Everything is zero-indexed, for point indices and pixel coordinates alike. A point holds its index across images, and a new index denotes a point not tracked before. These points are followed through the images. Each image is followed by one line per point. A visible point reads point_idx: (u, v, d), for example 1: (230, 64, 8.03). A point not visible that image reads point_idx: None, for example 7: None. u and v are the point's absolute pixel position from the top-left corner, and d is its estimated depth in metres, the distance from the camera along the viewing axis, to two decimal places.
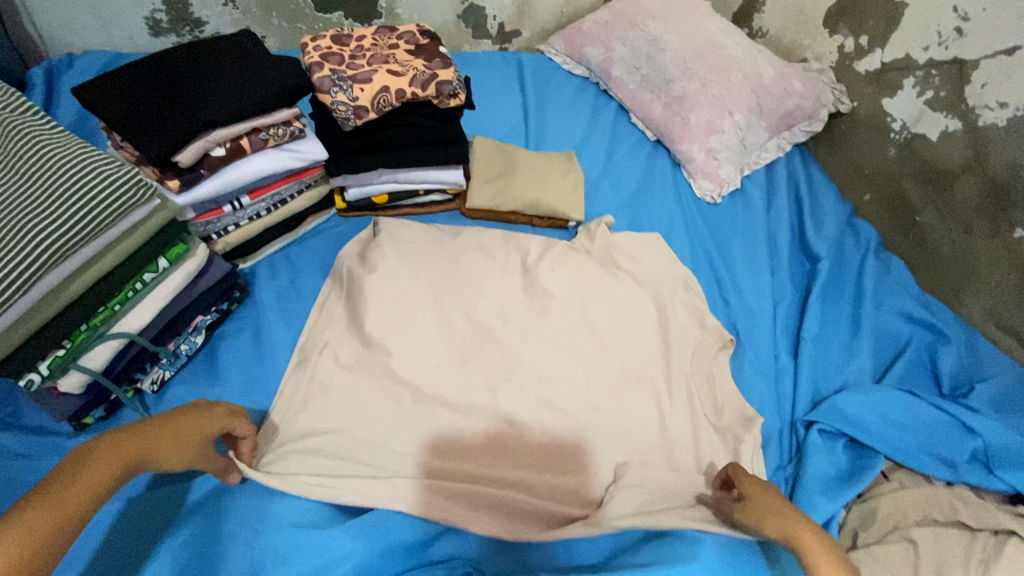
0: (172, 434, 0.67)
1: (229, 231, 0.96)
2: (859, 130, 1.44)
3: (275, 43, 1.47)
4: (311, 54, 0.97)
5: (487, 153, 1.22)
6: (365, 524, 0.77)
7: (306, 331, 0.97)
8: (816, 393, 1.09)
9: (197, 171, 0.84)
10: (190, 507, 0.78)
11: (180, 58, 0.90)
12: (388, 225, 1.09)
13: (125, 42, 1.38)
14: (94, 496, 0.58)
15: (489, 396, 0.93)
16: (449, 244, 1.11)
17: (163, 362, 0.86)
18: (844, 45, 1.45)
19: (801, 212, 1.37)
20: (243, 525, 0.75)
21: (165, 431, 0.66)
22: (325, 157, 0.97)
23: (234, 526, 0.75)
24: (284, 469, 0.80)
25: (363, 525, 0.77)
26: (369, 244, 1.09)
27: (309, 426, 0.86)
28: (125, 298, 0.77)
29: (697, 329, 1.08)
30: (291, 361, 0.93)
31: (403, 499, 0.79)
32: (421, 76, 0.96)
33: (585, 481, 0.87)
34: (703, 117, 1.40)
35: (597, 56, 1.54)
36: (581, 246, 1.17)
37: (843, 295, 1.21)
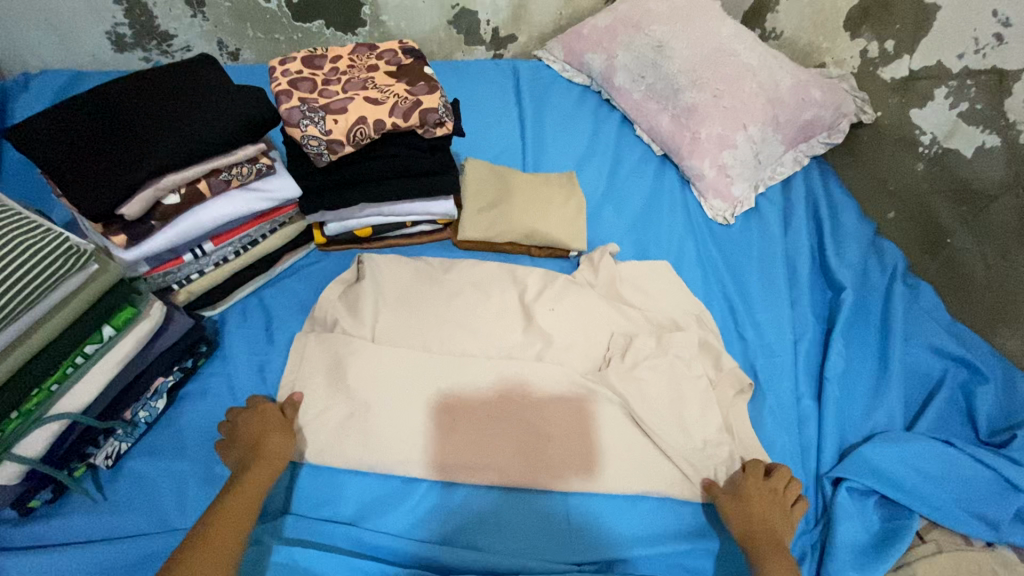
0: (272, 433, 0.78)
1: (192, 279, 0.87)
2: (883, 143, 1.34)
3: (251, 55, 1.36)
4: (279, 80, 0.87)
5: (481, 179, 1.13)
6: None
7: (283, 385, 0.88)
8: (842, 441, 1.00)
9: (147, 223, 0.75)
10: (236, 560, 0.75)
11: (123, 92, 0.80)
12: (371, 262, 0.99)
13: (87, 59, 1.29)
14: (244, 521, 0.70)
15: (491, 457, 0.85)
16: (439, 279, 1.01)
17: (119, 434, 0.77)
18: (868, 50, 1.35)
19: (821, 234, 1.27)
20: None
21: (263, 432, 0.78)
22: (297, 194, 0.88)
23: None
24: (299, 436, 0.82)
25: None
26: (351, 284, 0.99)
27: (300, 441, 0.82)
28: (63, 376, 0.68)
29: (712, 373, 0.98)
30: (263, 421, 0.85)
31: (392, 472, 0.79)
32: (402, 104, 0.85)
33: None
34: (715, 131, 1.29)
35: (598, 64, 1.44)
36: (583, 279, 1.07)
37: (868, 329, 1.12)
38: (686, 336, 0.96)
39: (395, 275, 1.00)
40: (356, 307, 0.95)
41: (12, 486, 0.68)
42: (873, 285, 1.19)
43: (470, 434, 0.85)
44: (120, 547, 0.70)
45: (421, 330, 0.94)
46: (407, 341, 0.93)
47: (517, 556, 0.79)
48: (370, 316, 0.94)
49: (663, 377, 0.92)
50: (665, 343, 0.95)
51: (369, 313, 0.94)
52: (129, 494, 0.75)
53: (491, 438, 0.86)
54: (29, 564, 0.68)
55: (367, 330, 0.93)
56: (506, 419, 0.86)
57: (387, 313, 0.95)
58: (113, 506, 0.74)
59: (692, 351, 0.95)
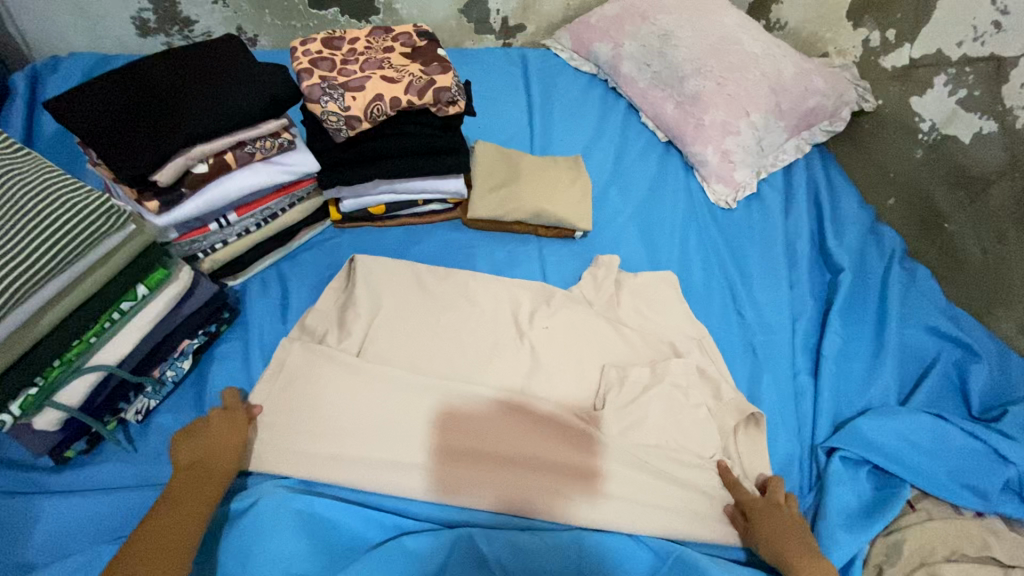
0: (231, 447, 0.78)
1: (216, 249, 0.91)
2: (883, 132, 1.37)
3: (268, 41, 1.41)
4: (301, 59, 0.92)
5: (490, 160, 1.17)
6: (381, 556, 0.75)
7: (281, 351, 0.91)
8: (838, 415, 1.03)
9: (177, 191, 0.79)
10: (239, 512, 0.78)
11: (156, 69, 0.84)
12: (364, 267, 1.01)
13: (111, 44, 1.34)
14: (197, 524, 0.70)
15: (493, 422, 0.88)
16: (429, 293, 1.03)
17: (148, 392, 0.82)
18: (870, 40, 1.38)
19: (821, 218, 1.30)
20: (239, 554, 0.74)
21: (224, 444, 0.78)
22: (315, 168, 0.92)
23: (230, 559, 0.74)
24: (311, 393, 0.86)
25: (378, 558, 0.75)
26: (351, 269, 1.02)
27: (314, 403, 0.86)
28: (101, 330, 0.73)
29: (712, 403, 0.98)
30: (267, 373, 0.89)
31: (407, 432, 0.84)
32: (417, 83, 0.89)
33: (604, 468, 0.87)
34: (719, 118, 1.33)
35: (605, 52, 1.47)
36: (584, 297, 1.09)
37: (865, 310, 1.15)
38: (682, 365, 0.98)
39: (388, 286, 1.01)
40: (345, 322, 0.96)
41: (52, 432, 0.73)
42: (871, 268, 1.21)
43: (475, 400, 0.90)
44: (152, 493, 0.75)
45: (420, 320, 0.99)
46: (398, 356, 0.95)
47: (520, 515, 0.83)
48: (359, 330, 0.95)
49: (659, 402, 0.93)
50: (660, 371, 0.97)
51: (358, 327, 0.96)
52: (159, 446, 0.80)
53: (498, 407, 0.90)
54: (66, 508, 0.73)
55: (355, 343, 0.94)
56: (513, 400, 0.91)
57: (378, 326, 0.96)
58: (144, 457, 0.79)
59: (687, 379, 0.97)
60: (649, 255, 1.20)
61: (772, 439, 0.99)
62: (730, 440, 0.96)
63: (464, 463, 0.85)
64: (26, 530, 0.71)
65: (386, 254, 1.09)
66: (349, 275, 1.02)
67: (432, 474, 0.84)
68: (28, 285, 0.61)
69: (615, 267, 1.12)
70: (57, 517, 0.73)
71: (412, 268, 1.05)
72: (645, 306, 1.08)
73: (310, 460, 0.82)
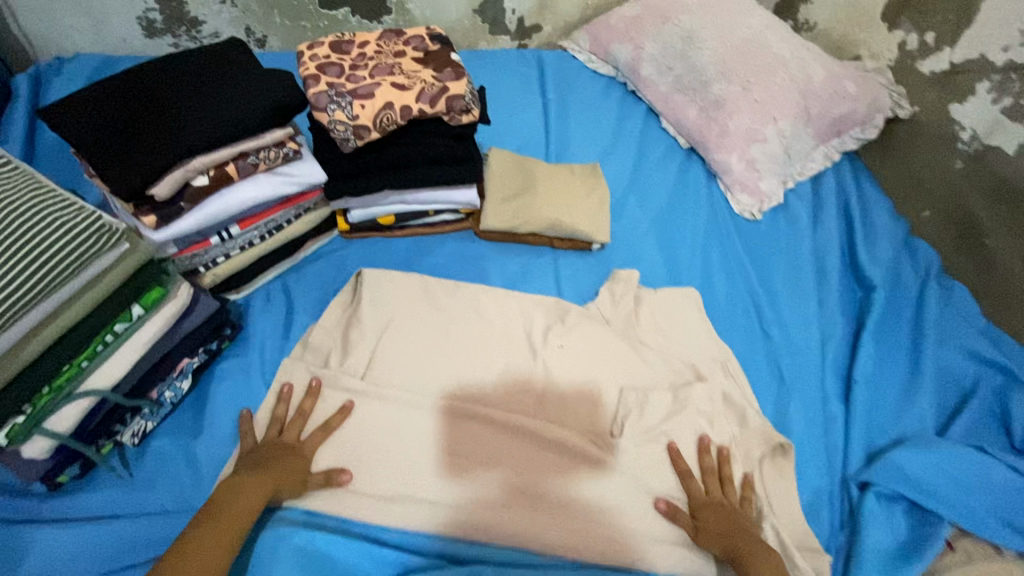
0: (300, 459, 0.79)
1: (218, 262, 0.87)
2: (919, 139, 1.30)
3: (277, 42, 1.37)
4: (307, 64, 0.87)
5: (504, 168, 1.13)
6: None
7: (283, 372, 0.87)
8: (871, 444, 0.97)
9: (176, 204, 0.75)
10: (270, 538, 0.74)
11: (154, 76, 0.80)
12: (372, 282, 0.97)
13: (117, 45, 1.30)
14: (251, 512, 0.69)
15: (505, 448, 0.86)
16: (438, 309, 0.98)
17: (145, 413, 0.78)
18: (906, 42, 1.31)
19: (852, 230, 1.23)
20: None
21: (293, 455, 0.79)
22: (322, 179, 0.88)
23: None
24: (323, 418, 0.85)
25: None
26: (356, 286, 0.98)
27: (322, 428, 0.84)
28: (93, 353, 0.69)
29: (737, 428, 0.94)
30: (270, 394, 0.85)
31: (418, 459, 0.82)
32: (429, 91, 0.84)
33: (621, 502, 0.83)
34: (744, 124, 1.27)
35: (625, 54, 1.41)
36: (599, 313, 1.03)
37: (899, 331, 1.09)
38: (704, 391, 0.94)
39: (398, 302, 0.97)
40: (352, 340, 0.92)
41: (41, 460, 0.69)
42: (904, 287, 1.15)
43: (487, 428, 0.87)
44: (147, 524, 0.72)
45: (429, 338, 0.94)
46: (408, 377, 0.91)
47: (532, 549, 0.79)
48: (367, 349, 0.92)
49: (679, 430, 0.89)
50: (683, 397, 0.93)
51: (365, 346, 0.92)
52: (156, 471, 0.77)
53: (510, 435, 0.87)
54: (58, 538, 0.70)
55: (363, 362, 0.90)
56: (526, 426, 0.87)
57: (386, 344, 0.92)
58: (140, 483, 0.76)
59: (712, 407, 0.94)
60: (669, 269, 1.14)
61: (800, 469, 0.93)
62: (753, 468, 0.90)
63: (476, 491, 0.82)
64: (16, 562, 0.68)
65: (395, 266, 1.05)
66: (355, 289, 0.98)
67: (441, 504, 0.80)
68: (13, 311, 0.57)
69: (634, 282, 1.07)
70: (49, 547, 0.69)
71: (421, 281, 1.01)
72: (666, 325, 1.03)
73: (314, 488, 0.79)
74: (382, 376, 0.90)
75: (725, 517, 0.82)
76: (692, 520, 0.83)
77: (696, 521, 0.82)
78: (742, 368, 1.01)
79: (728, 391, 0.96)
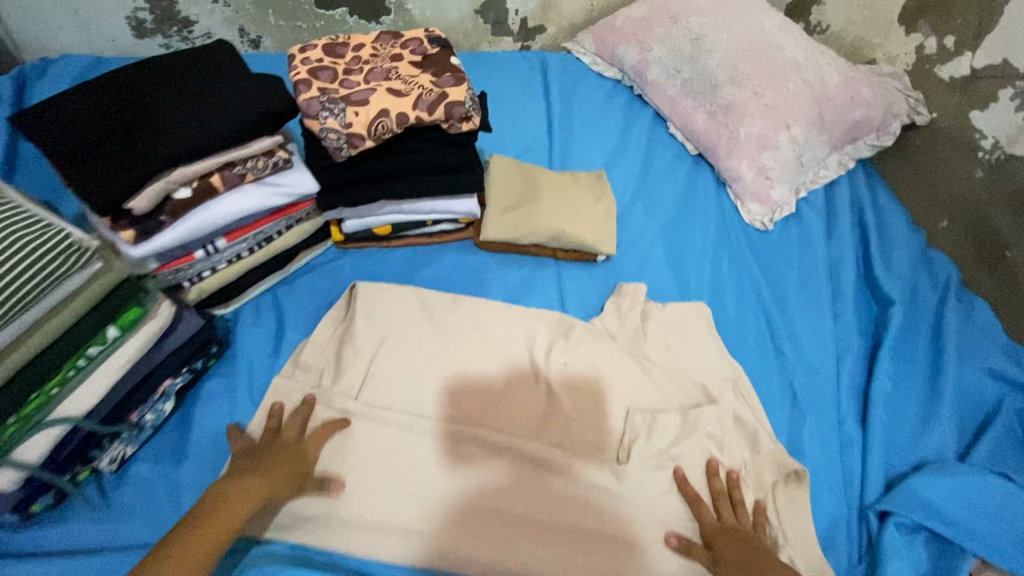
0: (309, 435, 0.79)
1: (204, 276, 0.83)
2: (936, 147, 1.25)
3: (272, 43, 1.32)
4: (299, 68, 0.83)
5: (506, 176, 1.08)
6: None
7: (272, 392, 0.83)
8: (889, 469, 0.93)
9: (157, 218, 0.71)
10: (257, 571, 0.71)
11: (135, 80, 0.76)
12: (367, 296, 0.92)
13: (106, 45, 1.26)
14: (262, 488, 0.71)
15: (506, 474, 0.81)
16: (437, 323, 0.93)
17: (124, 438, 0.74)
18: (924, 46, 1.26)
19: (867, 242, 1.19)
20: None
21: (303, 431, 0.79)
22: (314, 189, 0.83)
23: None
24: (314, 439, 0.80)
25: None
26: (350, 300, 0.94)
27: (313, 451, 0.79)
28: (64, 379, 0.65)
29: (748, 453, 0.90)
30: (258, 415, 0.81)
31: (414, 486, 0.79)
32: (427, 97, 0.80)
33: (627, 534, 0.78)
34: (755, 131, 1.22)
35: (631, 57, 1.36)
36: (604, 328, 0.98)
37: (917, 348, 1.04)
38: (714, 412, 0.89)
39: (395, 317, 0.93)
40: (345, 357, 0.88)
41: (11, 491, 0.64)
42: (922, 302, 1.10)
43: (485, 452, 0.83)
44: (124, 557, 0.68)
45: (426, 356, 0.90)
46: (403, 397, 0.86)
47: None
48: (361, 367, 0.87)
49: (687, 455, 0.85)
50: (692, 420, 0.89)
51: (358, 364, 0.88)
52: (134, 501, 0.73)
53: (510, 459, 0.83)
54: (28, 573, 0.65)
55: (356, 381, 0.86)
56: (527, 450, 0.83)
57: (381, 362, 0.88)
58: (118, 513, 0.71)
59: (721, 429, 0.89)
60: (678, 282, 1.09)
61: (815, 497, 0.89)
62: (766, 495, 0.86)
63: (471, 520, 0.78)
64: None
65: (392, 278, 1.01)
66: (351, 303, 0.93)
67: (437, 536, 0.76)
68: None
69: (641, 296, 1.02)
70: None
71: (419, 294, 0.96)
72: (674, 342, 0.98)
73: (302, 520, 0.75)
74: (377, 396, 0.86)
75: (738, 542, 0.78)
76: (708, 553, 0.78)
77: (713, 553, 0.78)
78: (753, 388, 0.97)
79: (740, 413, 0.91)
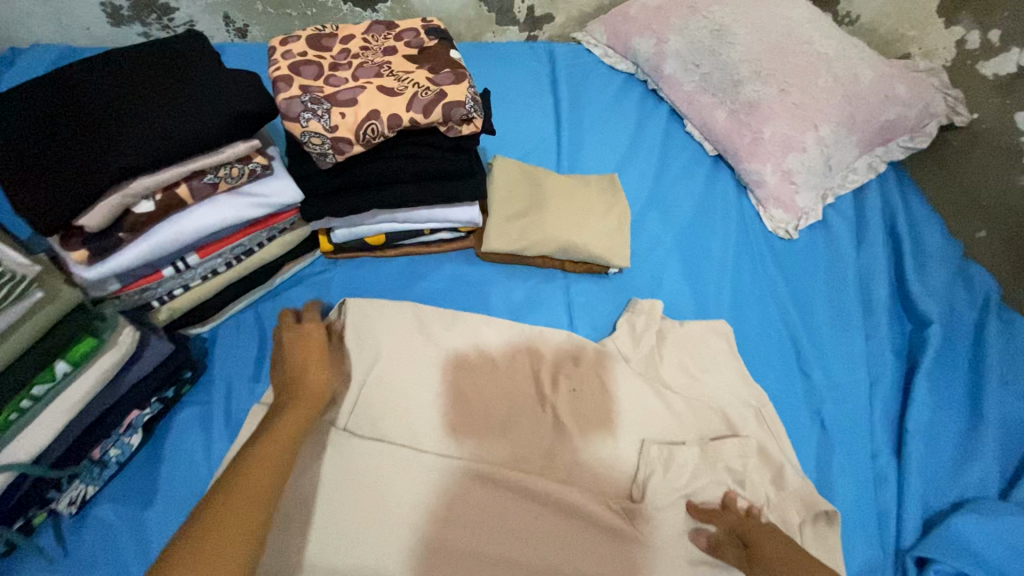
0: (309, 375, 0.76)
1: (175, 295, 0.75)
2: (976, 151, 1.16)
3: (260, 32, 1.23)
4: (279, 63, 0.74)
5: (511, 180, 0.99)
6: None
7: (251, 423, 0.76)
8: (927, 508, 0.85)
9: (114, 235, 0.63)
10: None
11: (90, 77, 0.67)
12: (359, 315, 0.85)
13: (81, 34, 1.17)
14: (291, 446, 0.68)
15: (508, 513, 0.74)
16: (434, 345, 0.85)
17: (84, 477, 0.67)
18: (965, 40, 1.16)
19: (899, 253, 1.10)
20: None
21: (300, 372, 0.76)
22: (298, 198, 0.75)
23: None
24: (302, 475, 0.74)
25: None
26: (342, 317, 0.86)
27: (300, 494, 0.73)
28: (5, 424, 0.57)
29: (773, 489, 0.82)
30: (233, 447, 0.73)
31: (405, 529, 0.71)
32: (423, 97, 0.71)
33: None
34: (780, 131, 1.12)
35: (646, 49, 1.27)
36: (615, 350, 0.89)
37: (956, 371, 0.96)
38: (735, 445, 0.81)
39: (389, 335, 0.85)
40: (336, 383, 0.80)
41: None
42: (960, 321, 1.02)
43: (484, 491, 0.75)
44: None
45: (421, 381, 0.82)
46: (397, 425, 0.79)
47: None
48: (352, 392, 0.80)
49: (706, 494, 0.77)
50: (712, 453, 0.81)
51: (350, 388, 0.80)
52: (95, 549, 0.66)
53: (512, 497, 0.75)
54: None
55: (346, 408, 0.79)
56: (531, 488, 0.75)
57: (372, 386, 0.80)
58: (78, 563, 0.65)
59: (744, 463, 0.81)
60: (696, 297, 1.01)
61: (844, 539, 0.81)
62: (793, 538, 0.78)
63: (469, 566, 0.71)
64: None
65: (386, 292, 0.93)
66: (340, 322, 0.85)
67: None
68: None
69: (657, 314, 0.94)
70: None
71: (414, 312, 0.88)
72: (692, 364, 0.90)
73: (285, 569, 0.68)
74: (369, 427, 0.78)
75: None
76: None
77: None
78: (778, 416, 0.89)
79: (764, 445, 0.84)
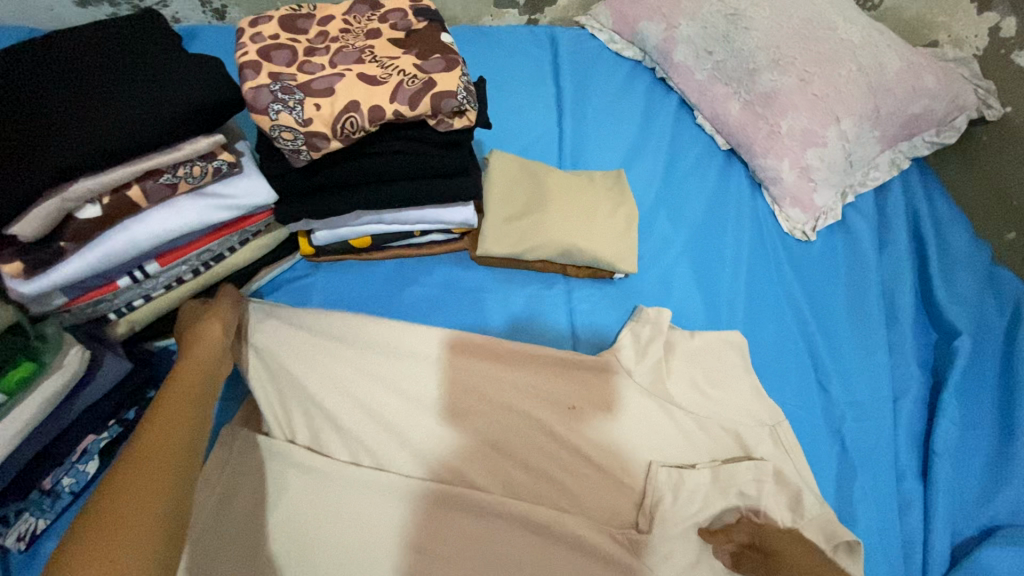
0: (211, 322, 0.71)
1: (135, 306, 0.69)
2: (1007, 148, 1.09)
3: (239, 13, 1.14)
4: (247, 48, 0.66)
5: (509, 177, 0.92)
6: None
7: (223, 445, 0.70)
8: (955, 535, 0.80)
9: (55, 244, 0.56)
10: None
11: (28, 63, 0.60)
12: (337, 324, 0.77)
13: (44, 14, 1.07)
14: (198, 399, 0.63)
15: (502, 545, 0.68)
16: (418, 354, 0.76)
17: (33, 510, 0.62)
18: (1000, 27, 1.07)
19: (924, 256, 1.03)
20: None
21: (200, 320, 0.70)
22: (270, 199, 0.67)
23: None
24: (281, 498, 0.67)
25: None
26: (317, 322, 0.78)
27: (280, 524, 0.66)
28: None
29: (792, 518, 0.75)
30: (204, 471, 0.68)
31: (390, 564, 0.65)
32: (409, 86, 0.63)
33: None
34: (800, 124, 1.04)
35: (655, 34, 1.18)
36: (620, 360, 0.81)
37: (985, 383, 0.90)
38: (751, 469, 0.74)
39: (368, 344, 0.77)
40: (315, 399, 0.73)
41: None
42: (990, 331, 0.94)
43: (477, 520, 0.68)
44: None
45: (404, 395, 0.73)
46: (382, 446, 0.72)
47: None
48: (333, 409, 0.73)
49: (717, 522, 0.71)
50: (725, 478, 0.74)
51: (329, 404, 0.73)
52: None
53: (507, 527, 0.69)
54: None
55: (329, 427, 0.72)
56: (527, 516, 0.69)
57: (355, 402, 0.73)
58: None
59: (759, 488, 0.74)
60: (707, 305, 0.94)
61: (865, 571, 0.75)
62: None
63: None
64: None
65: (373, 298, 0.86)
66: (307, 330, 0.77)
67: None
68: None
69: (664, 323, 0.86)
70: None
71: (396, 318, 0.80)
72: (704, 379, 0.83)
73: None
74: (353, 449, 0.72)
75: None
76: None
77: None
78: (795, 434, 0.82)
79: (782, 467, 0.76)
